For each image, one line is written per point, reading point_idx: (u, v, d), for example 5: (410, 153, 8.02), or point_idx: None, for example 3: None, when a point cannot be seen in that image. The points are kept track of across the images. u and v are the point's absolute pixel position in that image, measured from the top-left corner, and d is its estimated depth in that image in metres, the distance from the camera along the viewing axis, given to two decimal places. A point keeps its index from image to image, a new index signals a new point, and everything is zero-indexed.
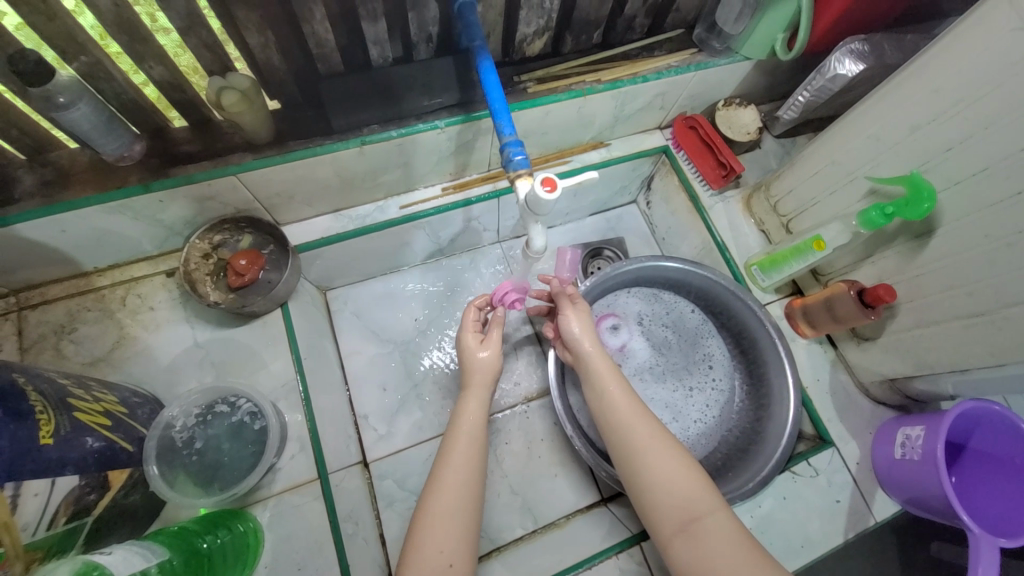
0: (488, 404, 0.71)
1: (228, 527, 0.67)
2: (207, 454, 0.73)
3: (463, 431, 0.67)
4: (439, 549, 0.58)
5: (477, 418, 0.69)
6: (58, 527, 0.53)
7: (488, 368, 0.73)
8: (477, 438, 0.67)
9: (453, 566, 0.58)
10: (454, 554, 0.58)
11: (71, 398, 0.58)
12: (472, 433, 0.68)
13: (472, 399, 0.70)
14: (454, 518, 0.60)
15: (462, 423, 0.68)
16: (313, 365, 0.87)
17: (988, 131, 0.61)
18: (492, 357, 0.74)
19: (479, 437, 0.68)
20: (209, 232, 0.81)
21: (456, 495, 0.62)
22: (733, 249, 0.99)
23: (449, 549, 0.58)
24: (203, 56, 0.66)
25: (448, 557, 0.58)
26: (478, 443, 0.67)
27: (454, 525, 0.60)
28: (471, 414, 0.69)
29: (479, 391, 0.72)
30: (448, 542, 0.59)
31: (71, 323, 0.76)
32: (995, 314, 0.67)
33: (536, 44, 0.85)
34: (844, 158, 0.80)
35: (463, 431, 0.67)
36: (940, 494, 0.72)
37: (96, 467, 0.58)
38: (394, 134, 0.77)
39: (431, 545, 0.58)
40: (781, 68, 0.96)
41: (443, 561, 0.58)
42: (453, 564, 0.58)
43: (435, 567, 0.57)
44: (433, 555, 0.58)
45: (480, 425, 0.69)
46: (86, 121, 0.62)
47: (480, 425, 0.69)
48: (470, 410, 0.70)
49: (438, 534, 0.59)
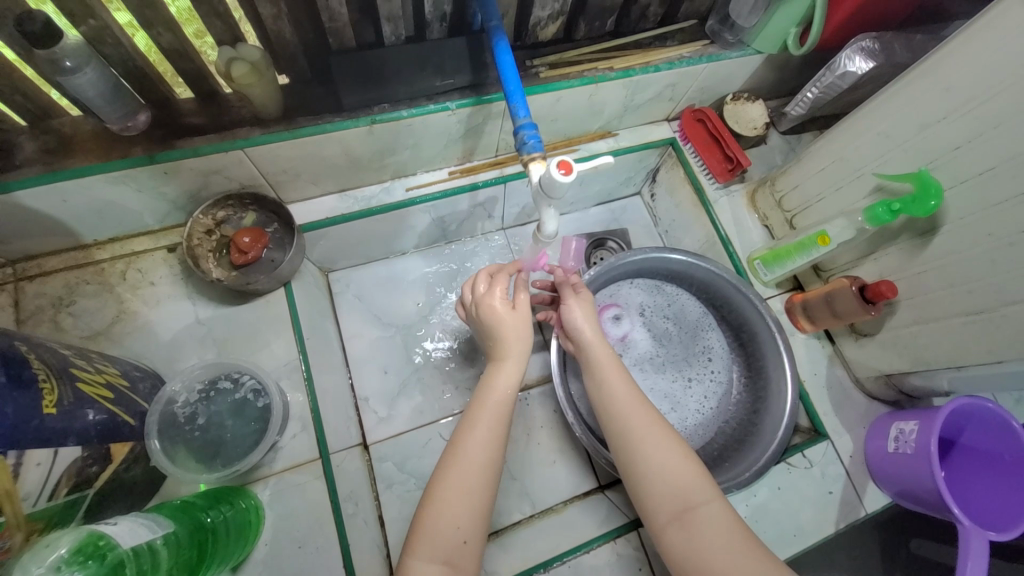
0: (519, 377, 0.69)
1: (230, 502, 0.67)
2: (210, 429, 0.73)
3: (489, 411, 0.65)
4: (453, 527, 0.59)
5: (506, 396, 0.67)
6: (58, 500, 0.52)
7: (521, 343, 0.69)
8: (503, 414, 0.66)
9: (467, 543, 0.59)
10: (468, 531, 0.59)
11: (73, 368, 0.58)
12: (499, 414, 0.65)
13: (502, 374, 0.68)
14: (472, 496, 0.60)
15: (490, 404, 0.66)
16: (315, 346, 0.87)
17: (997, 131, 0.62)
18: (522, 325, 0.70)
19: (507, 412, 0.66)
20: (212, 208, 0.80)
21: (478, 473, 0.61)
22: (737, 242, 0.99)
23: (464, 525, 0.59)
24: (214, 24, 0.65)
25: (462, 534, 0.59)
26: (503, 422, 0.66)
27: (473, 501, 0.60)
28: (500, 390, 0.67)
29: (508, 367, 0.69)
30: (462, 520, 0.59)
31: (69, 296, 0.75)
32: (994, 312, 0.68)
33: (549, 28, 0.84)
34: (852, 154, 0.81)
35: (492, 411, 0.65)
36: (932, 487, 0.74)
37: (98, 439, 0.58)
38: (405, 114, 0.76)
39: (446, 520, 0.59)
40: (790, 64, 0.97)
41: (458, 538, 0.58)
42: (467, 540, 0.59)
43: (449, 544, 0.58)
44: (446, 536, 0.58)
45: (507, 406, 0.67)
46: (93, 86, 0.60)
47: (507, 405, 0.66)
48: (500, 387, 0.67)
49: (456, 513, 0.59)
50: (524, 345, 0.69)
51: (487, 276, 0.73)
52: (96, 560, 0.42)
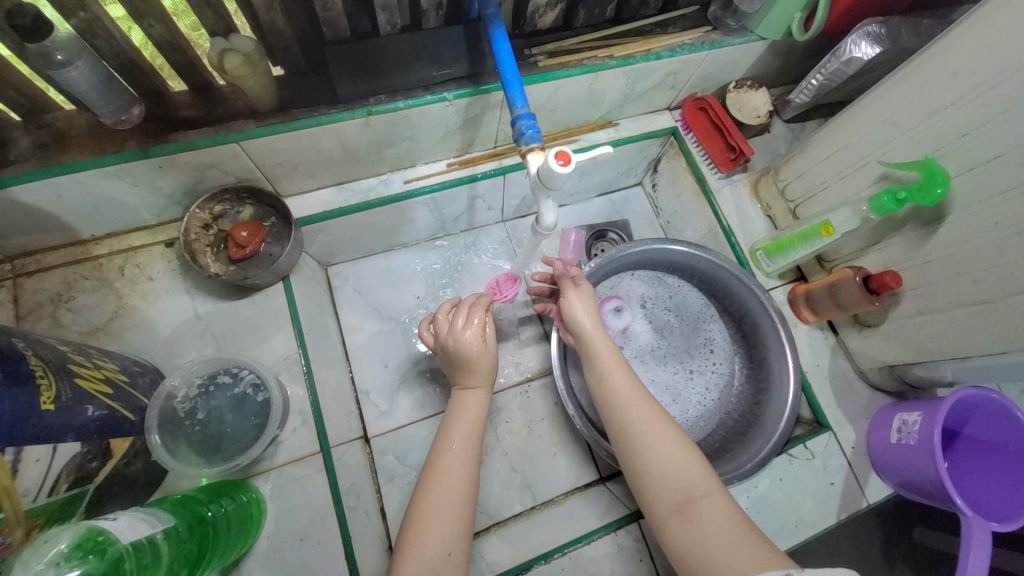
0: (487, 403, 0.72)
1: (232, 496, 0.68)
2: (210, 424, 0.73)
3: (461, 431, 0.67)
4: (437, 539, 0.59)
5: (477, 418, 0.69)
6: (57, 496, 0.52)
7: (487, 369, 0.72)
8: (475, 434, 0.68)
9: (452, 555, 0.59)
10: (453, 543, 0.59)
11: (71, 364, 0.58)
12: (471, 432, 0.68)
13: (471, 399, 0.71)
14: (452, 510, 0.61)
15: (461, 423, 0.68)
16: (315, 340, 0.87)
17: (1006, 117, 0.60)
18: (485, 348, 0.72)
19: (479, 432, 0.69)
20: (209, 202, 0.79)
21: (458, 489, 0.62)
22: (739, 233, 0.98)
23: (449, 537, 0.59)
24: (206, 15, 0.64)
25: (447, 546, 0.59)
26: (476, 442, 0.68)
27: (453, 516, 0.61)
28: (470, 413, 0.69)
29: (477, 392, 0.72)
30: (446, 532, 0.59)
31: (68, 292, 0.75)
32: (1000, 302, 0.67)
33: (548, 16, 0.83)
34: (857, 142, 0.79)
35: (464, 430, 0.68)
36: (935, 478, 0.73)
37: (98, 435, 0.58)
38: (401, 105, 0.75)
39: (430, 532, 0.59)
40: (795, 50, 0.95)
41: (443, 550, 0.58)
42: (452, 552, 0.59)
43: (435, 556, 0.58)
44: (430, 547, 0.58)
45: (478, 426, 0.69)
46: (85, 80, 0.59)
47: (478, 425, 0.69)
48: (468, 410, 0.70)
49: (438, 524, 0.60)
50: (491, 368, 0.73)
51: (464, 308, 0.75)
52: (96, 555, 0.43)
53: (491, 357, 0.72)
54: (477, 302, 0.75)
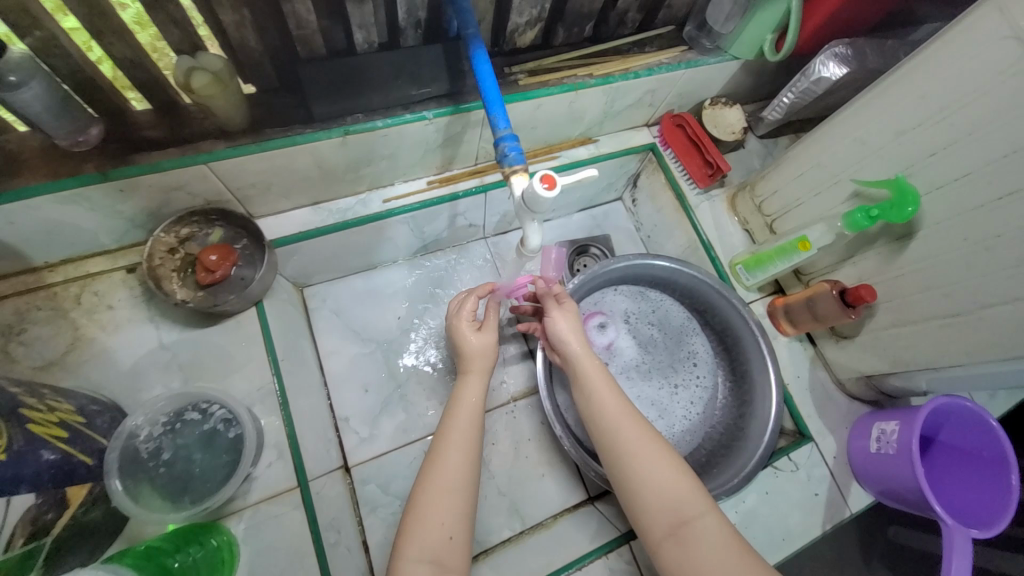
0: (487, 383, 0.71)
1: (200, 543, 0.65)
2: (176, 464, 0.68)
3: (462, 413, 0.66)
4: (438, 524, 0.58)
5: (478, 399, 0.68)
6: (15, 550, 0.48)
7: (486, 352, 0.72)
8: (475, 414, 0.67)
9: (454, 538, 0.58)
10: (454, 527, 0.58)
11: (24, 407, 0.53)
12: (472, 413, 0.67)
13: (472, 381, 0.69)
14: (454, 495, 0.60)
15: (461, 405, 0.67)
16: (291, 366, 0.83)
17: (971, 137, 0.63)
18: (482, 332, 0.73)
19: (480, 412, 0.67)
20: (176, 226, 0.75)
21: (460, 473, 0.61)
22: (718, 247, 0.99)
23: (450, 521, 0.58)
24: (171, 32, 0.61)
25: (448, 530, 0.58)
26: (477, 424, 0.66)
27: (455, 499, 0.59)
28: (471, 393, 0.68)
29: (478, 374, 0.71)
30: (446, 516, 0.58)
31: (19, 324, 0.69)
32: (971, 315, 0.69)
33: (527, 34, 0.82)
34: (829, 160, 0.81)
35: (464, 411, 0.67)
36: (914, 486, 0.75)
37: (53, 483, 0.54)
38: (380, 125, 0.73)
39: (430, 521, 0.58)
40: (766, 69, 0.97)
41: (444, 534, 0.57)
42: (453, 536, 0.58)
43: (436, 540, 0.57)
44: (430, 532, 0.57)
45: (479, 410, 0.67)
46: (39, 101, 0.56)
47: (480, 408, 0.67)
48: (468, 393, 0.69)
49: (439, 508, 0.58)
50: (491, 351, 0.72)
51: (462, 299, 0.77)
52: None
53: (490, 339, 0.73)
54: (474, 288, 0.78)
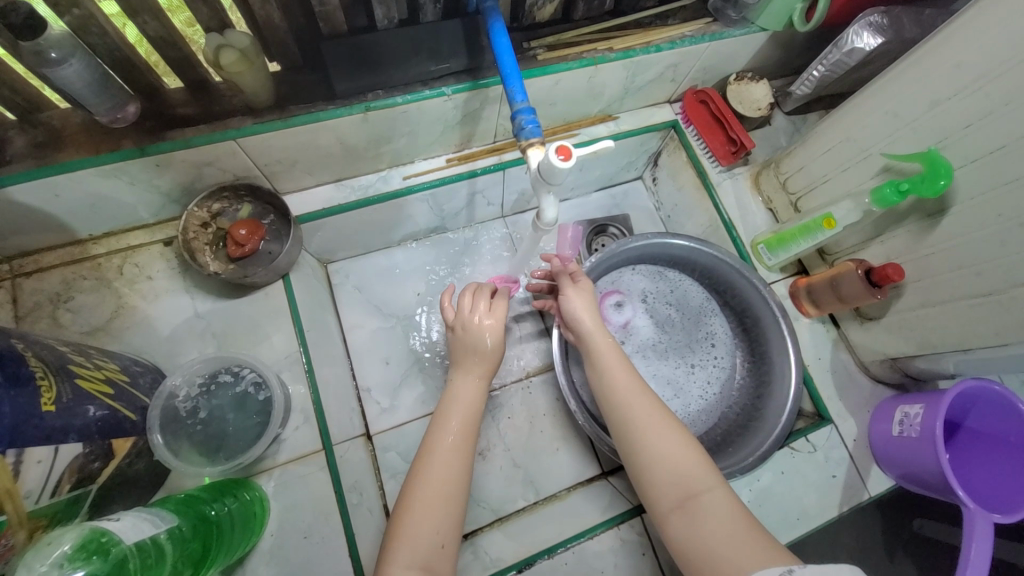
0: (483, 389, 0.71)
1: (235, 495, 0.68)
2: (212, 423, 0.73)
3: (458, 420, 0.66)
4: (431, 528, 0.58)
5: (473, 405, 0.68)
6: (61, 496, 0.52)
7: (487, 358, 0.71)
8: (470, 422, 0.67)
9: (445, 546, 0.59)
10: (447, 534, 0.59)
11: (72, 365, 0.58)
12: (466, 421, 0.67)
13: (469, 386, 0.69)
14: (447, 501, 0.60)
15: (456, 411, 0.67)
16: (316, 338, 0.87)
17: (1009, 108, 0.60)
18: (489, 335, 0.72)
19: (475, 419, 0.68)
20: (208, 200, 0.78)
21: (452, 481, 0.62)
22: (740, 227, 0.98)
23: (442, 529, 0.59)
24: (200, 10, 0.63)
25: (440, 538, 0.59)
26: (471, 432, 0.67)
27: (448, 506, 0.60)
28: (466, 401, 0.68)
29: (475, 378, 0.70)
30: (439, 522, 0.59)
31: (67, 292, 0.75)
32: (1003, 294, 0.67)
33: (546, 8, 0.82)
34: (859, 134, 0.79)
35: (459, 417, 0.67)
36: (936, 470, 0.73)
37: (100, 435, 0.58)
38: (400, 100, 0.74)
39: (422, 524, 0.58)
40: (796, 40, 0.94)
41: (437, 542, 0.58)
42: (445, 544, 0.59)
43: (428, 546, 0.58)
44: (423, 537, 0.58)
45: (475, 416, 0.68)
46: (79, 78, 0.59)
47: (474, 414, 0.68)
48: (466, 397, 0.69)
49: (432, 513, 0.59)
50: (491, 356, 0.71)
51: (469, 294, 0.76)
52: (100, 556, 0.43)
53: (495, 339, 0.72)
54: (483, 285, 0.78)
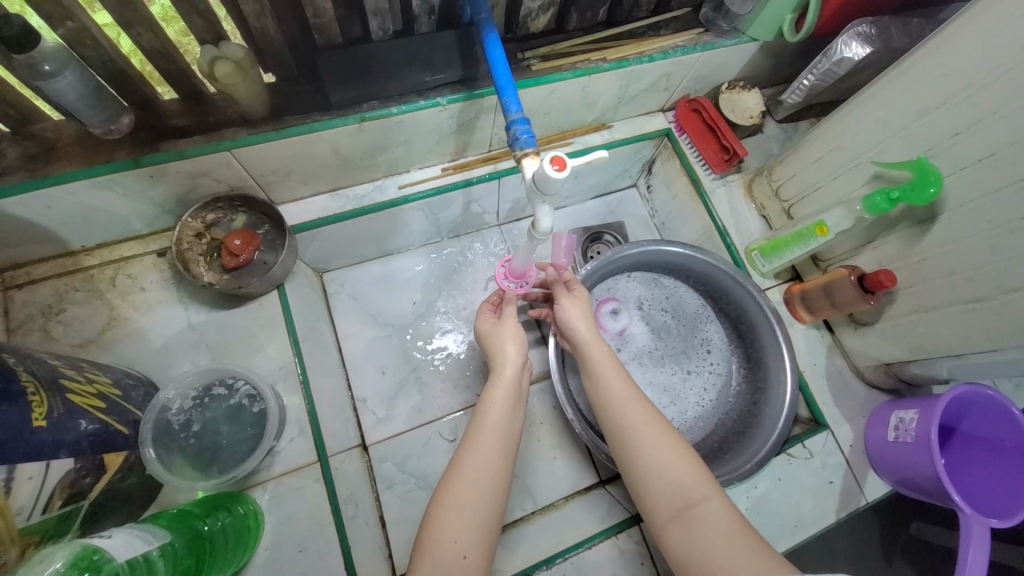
0: (516, 394, 0.69)
1: (228, 509, 0.67)
2: (205, 436, 0.72)
3: (486, 426, 0.65)
4: (453, 538, 0.57)
5: (504, 410, 0.67)
6: (52, 512, 0.51)
7: (515, 363, 0.71)
8: (503, 431, 0.65)
9: (467, 558, 0.56)
10: (469, 546, 0.57)
11: (63, 378, 0.57)
12: (496, 425, 0.65)
13: (500, 391, 0.68)
14: (470, 509, 0.59)
15: (486, 415, 0.66)
16: (312, 349, 0.86)
17: (996, 116, 0.61)
18: (516, 345, 0.73)
19: (508, 425, 0.66)
20: (202, 211, 0.78)
21: (476, 489, 0.60)
22: (734, 234, 0.98)
23: (464, 540, 0.57)
24: (196, 23, 0.63)
25: (462, 548, 0.57)
26: (503, 437, 0.65)
27: (470, 516, 0.58)
28: (498, 406, 0.67)
29: (505, 382, 0.69)
30: (462, 533, 0.57)
31: (59, 304, 0.74)
32: (995, 299, 0.67)
33: (540, 19, 0.83)
34: (849, 142, 0.80)
35: (489, 421, 0.65)
36: (932, 475, 0.73)
37: (91, 450, 0.57)
38: (395, 111, 0.74)
39: (445, 535, 0.57)
40: (786, 50, 0.95)
41: (458, 552, 0.56)
42: (467, 555, 0.57)
43: (450, 557, 0.56)
44: (448, 546, 0.56)
45: (506, 419, 0.66)
46: (73, 91, 0.59)
47: (508, 418, 0.66)
48: (497, 402, 0.67)
49: (454, 525, 0.58)
50: (519, 360, 0.72)
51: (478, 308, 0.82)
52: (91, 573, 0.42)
53: (518, 346, 0.73)
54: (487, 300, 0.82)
